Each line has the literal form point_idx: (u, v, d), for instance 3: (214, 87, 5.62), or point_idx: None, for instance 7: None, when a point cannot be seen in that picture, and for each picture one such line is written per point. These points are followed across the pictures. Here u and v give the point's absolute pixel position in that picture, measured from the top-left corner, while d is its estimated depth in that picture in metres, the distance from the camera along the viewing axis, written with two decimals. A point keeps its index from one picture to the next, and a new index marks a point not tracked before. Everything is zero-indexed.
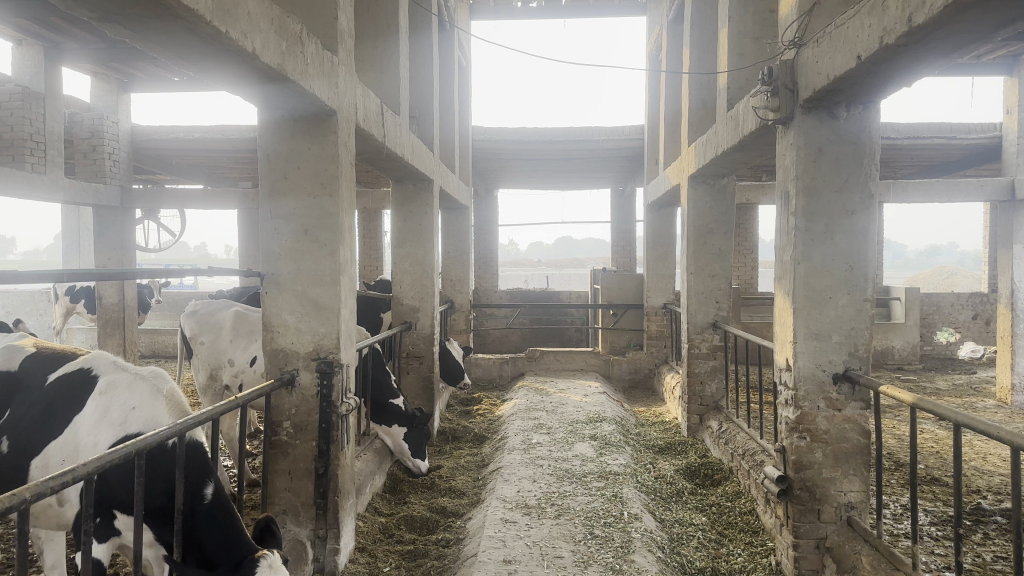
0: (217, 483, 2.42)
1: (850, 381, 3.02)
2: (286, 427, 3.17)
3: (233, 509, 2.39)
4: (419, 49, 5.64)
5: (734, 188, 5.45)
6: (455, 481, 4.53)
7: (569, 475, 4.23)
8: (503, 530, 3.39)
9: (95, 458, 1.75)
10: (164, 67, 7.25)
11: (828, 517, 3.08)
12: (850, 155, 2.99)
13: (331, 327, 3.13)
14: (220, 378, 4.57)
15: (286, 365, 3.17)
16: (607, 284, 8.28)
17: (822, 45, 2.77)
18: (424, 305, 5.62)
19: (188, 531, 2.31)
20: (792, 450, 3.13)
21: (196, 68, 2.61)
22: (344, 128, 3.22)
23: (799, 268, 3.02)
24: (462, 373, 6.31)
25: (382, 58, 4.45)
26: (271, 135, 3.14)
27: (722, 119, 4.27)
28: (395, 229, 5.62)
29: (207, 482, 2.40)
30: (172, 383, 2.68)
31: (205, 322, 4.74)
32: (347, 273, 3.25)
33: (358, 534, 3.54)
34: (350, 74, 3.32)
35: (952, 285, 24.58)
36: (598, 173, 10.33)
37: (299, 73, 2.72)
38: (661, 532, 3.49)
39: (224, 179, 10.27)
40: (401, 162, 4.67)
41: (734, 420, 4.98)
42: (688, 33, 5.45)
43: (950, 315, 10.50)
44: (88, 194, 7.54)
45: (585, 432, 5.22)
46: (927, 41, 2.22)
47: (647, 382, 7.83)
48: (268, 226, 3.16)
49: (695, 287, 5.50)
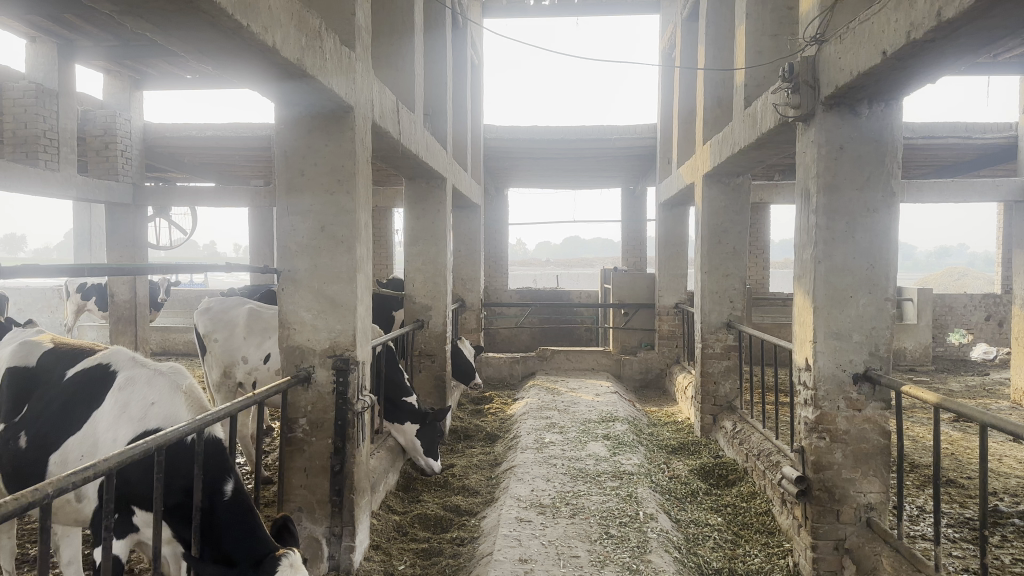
0: (236, 480, 2.42)
1: (871, 381, 2.98)
2: (302, 425, 3.16)
3: (252, 507, 2.38)
4: (433, 46, 5.63)
5: (749, 187, 5.42)
6: (468, 480, 4.51)
7: (583, 475, 4.21)
8: (518, 530, 3.37)
9: (115, 454, 1.74)
10: (177, 64, 7.26)
11: (848, 518, 3.05)
12: (872, 153, 2.95)
13: (347, 324, 3.12)
14: (233, 376, 4.57)
15: (302, 362, 3.16)
16: (618, 284, 8.25)
17: (845, 41, 2.74)
18: (437, 303, 5.61)
19: (206, 528, 2.31)
20: (810, 451, 3.10)
21: (216, 63, 2.60)
22: (361, 124, 3.21)
23: (820, 267, 3.00)
24: (473, 372, 6.30)
25: (397, 55, 4.44)
26: (289, 131, 3.13)
27: (739, 117, 4.24)
28: (408, 227, 5.61)
29: (225, 479, 2.40)
30: (190, 379, 2.67)
31: (218, 319, 4.71)
32: (364, 270, 3.24)
33: (373, 532, 3.53)
34: (368, 70, 3.31)
35: (963, 286, 24.40)
36: (609, 172, 10.30)
37: (318, 69, 2.71)
38: (677, 532, 3.47)
39: (235, 177, 10.30)
40: (416, 159, 4.65)
41: (748, 420, 4.95)
42: (703, 30, 5.43)
43: (963, 316, 10.42)
44: (101, 191, 7.55)
45: (598, 431, 5.20)
46: (955, 36, 2.19)
47: (658, 382, 7.80)
48: (285, 223, 3.15)
49: (709, 286, 5.47)
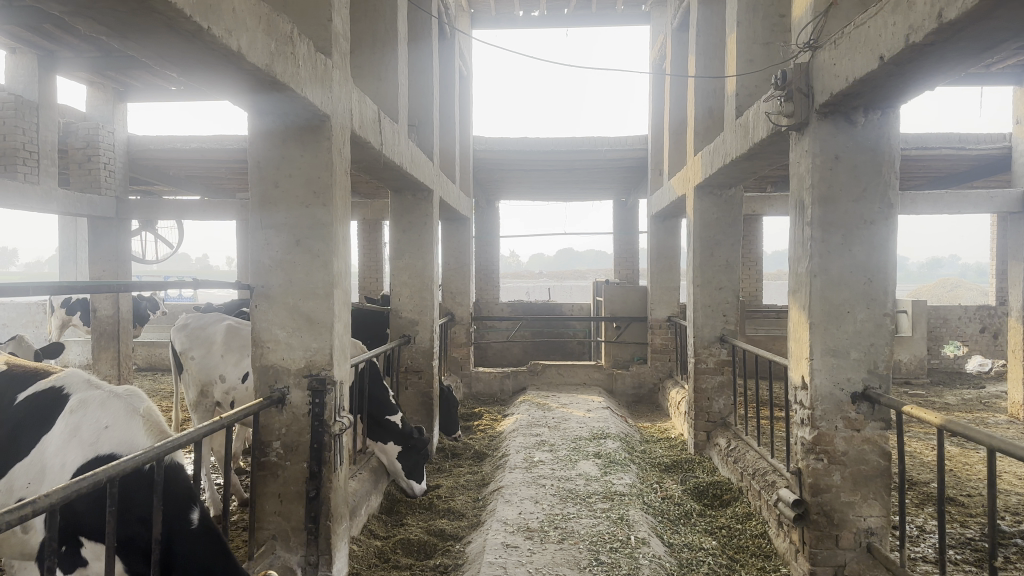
0: (201, 509, 2.29)
1: (870, 401, 2.86)
2: (275, 449, 3.02)
3: (217, 539, 2.25)
4: (418, 56, 5.53)
5: (741, 198, 5.31)
6: (454, 501, 4.35)
7: (573, 496, 4.07)
8: (504, 556, 3.22)
9: (60, 489, 1.60)
10: (161, 76, 7.14)
11: (847, 544, 2.92)
12: (868, 163, 2.84)
13: (323, 342, 2.99)
14: (211, 395, 4.43)
15: (276, 382, 3.02)
16: (610, 297, 8.13)
17: (840, 46, 2.63)
18: (423, 318, 5.47)
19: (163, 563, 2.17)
20: (808, 473, 2.97)
21: (181, 70, 2.48)
22: (339, 135, 3.08)
23: (816, 282, 2.88)
24: (452, 423, 5.88)
25: (379, 66, 4.33)
26: (263, 142, 3.00)
27: (731, 127, 4.14)
28: (393, 240, 5.47)
29: (189, 509, 2.26)
30: (148, 402, 2.53)
31: (196, 336, 4.56)
32: (341, 286, 3.11)
33: (353, 559, 3.38)
34: (345, 79, 3.19)
35: (957, 296, 24.34)
36: (600, 184, 10.21)
37: (289, 76, 2.59)
38: (670, 558, 3.32)
39: (223, 189, 10.16)
40: (400, 171, 4.53)
41: (743, 437, 4.82)
42: (694, 39, 5.34)
43: (957, 328, 10.32)
44: (83, 204, 7.41)
45: (588, 449, 5.05)
46: (957, 39, 2.08)
47: (650, 397, 7.67)
48: (259, 237, 3.01)
49: (702, 299, 5.35)
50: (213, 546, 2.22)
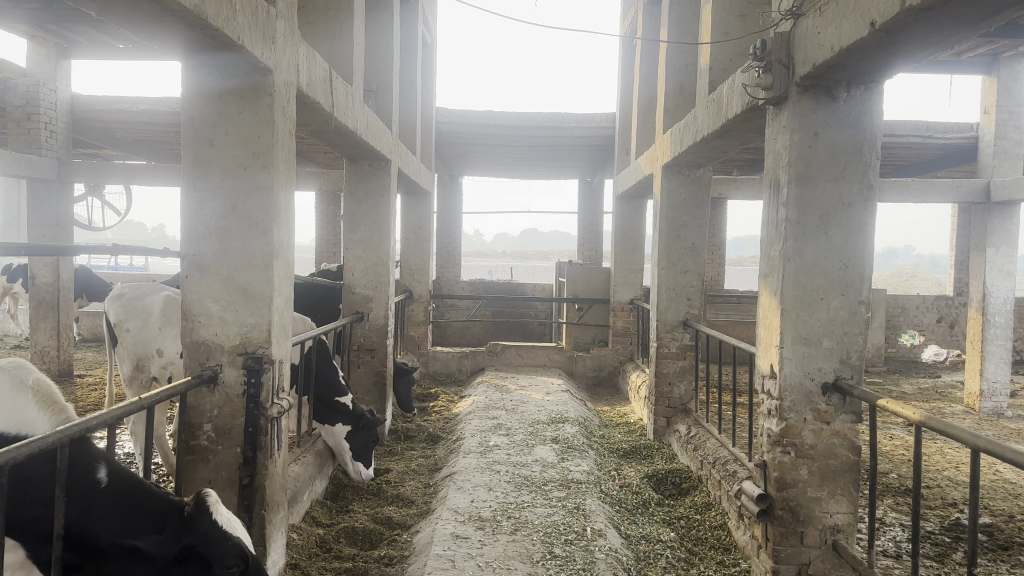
0: (110, 464, 2.10)
1: (841, 392, 2.73)
2: (206, 432, 2.78)
3: (134, 489, 2.08)
4: (377, 19, 5.22)
5: (709, 178, 5.15)
6: (403, 487, 4.14)
7: (528, 483, 3.90)
8: (453, 548, 3.03)
9: None
10: (106, 32, 6.72)
11: (812, 541, 2.79)
12: (848, 142, 2.68)
13: (260, 318, 2.75)
14: (146, 369, 4.15)
15: (207, 360, 2.77)
16: (573, 277, 7.98)
17: (826, 14, 2.45)
18: (378, 294, 5.23)
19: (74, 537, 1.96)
20: (774, 467, 2.83)
21: (98, 8, 2.20)
22: (283, 92, 2.83)
23: (789, 265, 2.73)
24: (408, 406, 5.72)
25: (334, 24, 4.03)
26: (196, 98, 2.72)
27: (703, 102, 3.96)
28: (348, 212, 5.19)
29: (96, 468, 2.05)
30: (33, 371, 2.29)
31: (131, 307, 4.26)
32: (282, 256, 2.87)
33: (291, 549, 3.16)
34: (291, 30, 2.92)
35: (912, 287, 24.75)
36: (565, 163, 10.01)
37: (223, 20, 2.32)
38: (627, 551, 3.17)
39: (174, 155, 9.73)
40: (355, 138, 4.26)
41: (704, 425, 4.71)
42: (667, 11, 5.12)
43: (915, 317, 10.38)
44: (22, 165, 6.98)
45: (546, 434, 4.89)
46: (957, 3, 1.92)
47: (610, 380, 7.55)
48: (191, 201, 2.74)
49: (666, 283, 5.19)
50: (128, 504, 2.05)
